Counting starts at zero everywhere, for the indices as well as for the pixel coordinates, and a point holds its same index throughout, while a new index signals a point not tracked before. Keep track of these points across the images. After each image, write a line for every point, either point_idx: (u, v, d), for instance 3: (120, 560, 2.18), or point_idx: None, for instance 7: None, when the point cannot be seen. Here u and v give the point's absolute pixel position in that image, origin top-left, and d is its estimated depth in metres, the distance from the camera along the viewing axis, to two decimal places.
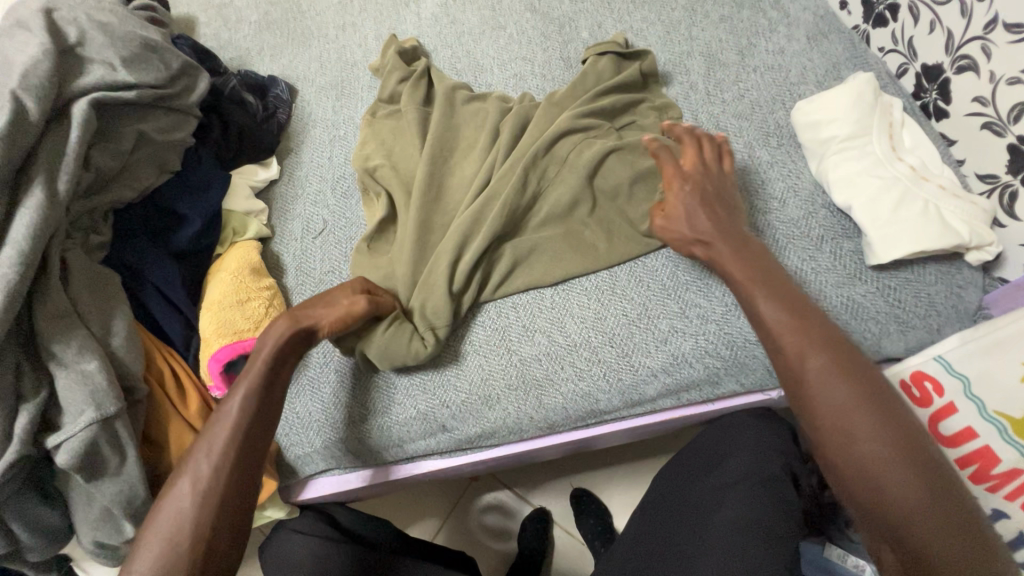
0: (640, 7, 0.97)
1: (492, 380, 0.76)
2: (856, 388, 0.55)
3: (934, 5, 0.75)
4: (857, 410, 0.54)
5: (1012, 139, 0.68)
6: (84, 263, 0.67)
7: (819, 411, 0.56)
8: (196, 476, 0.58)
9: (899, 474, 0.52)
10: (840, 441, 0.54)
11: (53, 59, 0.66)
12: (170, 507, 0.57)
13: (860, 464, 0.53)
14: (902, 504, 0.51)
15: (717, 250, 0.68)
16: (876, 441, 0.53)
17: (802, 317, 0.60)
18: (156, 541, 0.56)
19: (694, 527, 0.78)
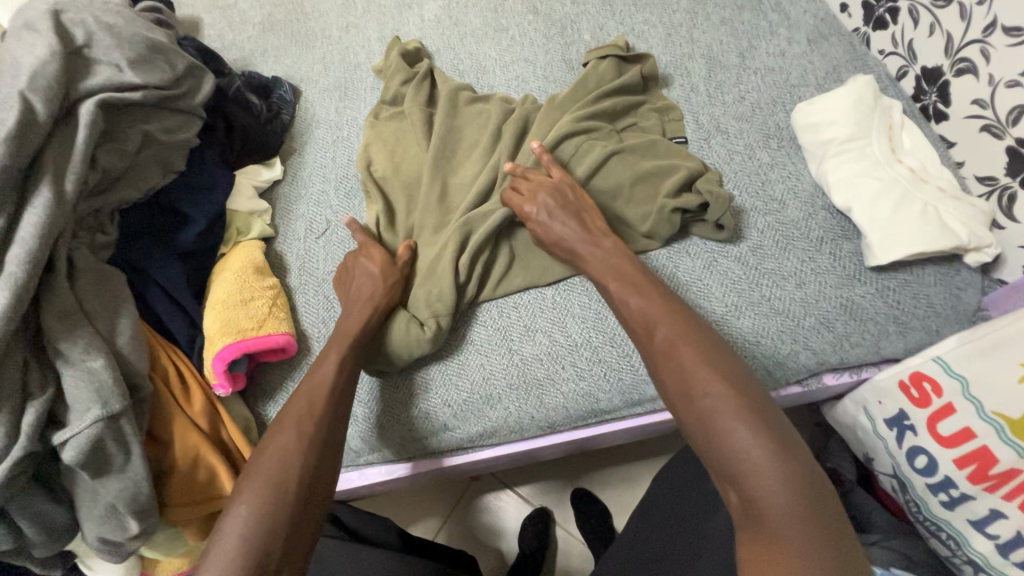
0: (642, 9, 0.97)
1: (489, 376, 0.77)
2: (696, 347, 0.57)
3: (934, 8, 0.76)
4: (697, 370, 0.55)
5: (1011, 141, 0.69)
6: (90, 262, 0.68)
7: (665, 371, 0.57)
8: (302, 427, 0.60)
9: (735, 424, 0.50)
10: (682, 398, 0.54)
11: (61, 61, 0.67)
12: (273, 456, 0.58)
13: (698, 417, 0.53)
14: (733, 453, 0.49)
15: (581, 254, 0.71)
16: (710, 390, 0.53)
17: (645, 293, 0.64)
18: (257, 481, 0.56)
19: (694, 528, 0.78)
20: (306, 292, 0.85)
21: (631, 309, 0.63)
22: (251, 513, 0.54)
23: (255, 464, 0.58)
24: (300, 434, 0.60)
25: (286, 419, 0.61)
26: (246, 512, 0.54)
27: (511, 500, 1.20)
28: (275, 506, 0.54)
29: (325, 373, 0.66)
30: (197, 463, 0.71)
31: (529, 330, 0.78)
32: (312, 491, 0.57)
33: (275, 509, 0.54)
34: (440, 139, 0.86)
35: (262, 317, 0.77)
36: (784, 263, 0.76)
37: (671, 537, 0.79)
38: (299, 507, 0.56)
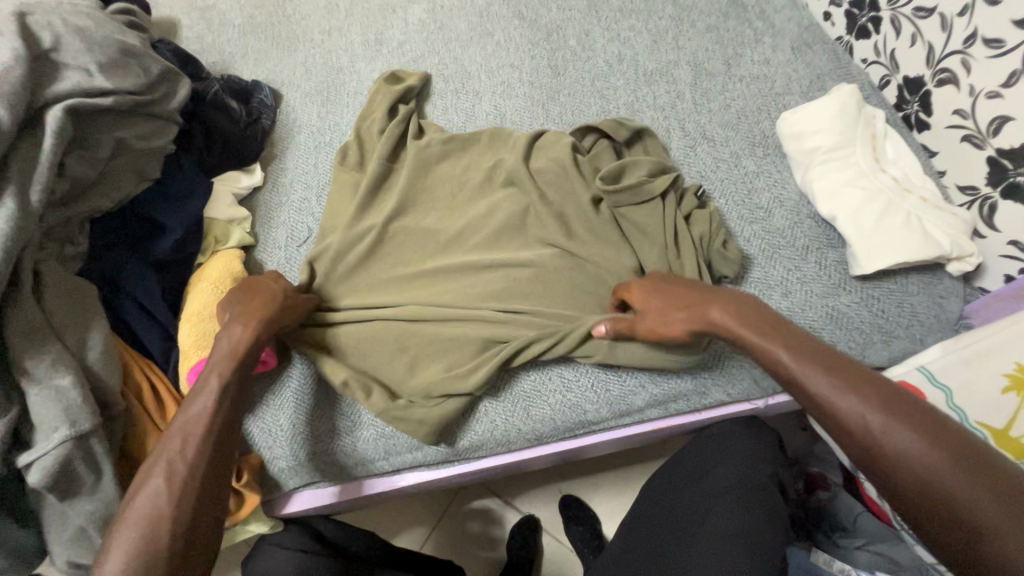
0: (628, 16, 0.97)
1: (489, 398, 0.76)
2: (883, 402, 0.51)
3: (916, 19, 0.76)
4: (893, 427, 0.49)
5: (992, 152, 0.69)
6: (58, 275, 0.65)
7: (853, 432, 0.51)
8: (174, 466, 0.55)
9: (965, 485, 0.45)
10: (890, 465, 0.49)
11: (25, 65, 0.64)
12: (143, 504, 0.53)
13: (916, 485, 0.47)
14: (977, 516, 0.44)
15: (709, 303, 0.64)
16: (921, 450, 0.48)
17: (797, 344, 0.57)
18: (129, 529, 0.51)
19: (683, 535, 0.77)
20: None
21: (787, 366, 0.56)
22: (118, 568, 0.49)
23: (124, 514, 0.53)
24: (172, 477, 0.54)
25: (158, 458, 0.56)
26: (112, 569, 0.49)
27: (499, 507, 1.19)
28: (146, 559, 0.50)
29: (204, 402, 0.60)
30: None
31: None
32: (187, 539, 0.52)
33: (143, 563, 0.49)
34: (425, 148, 0.85)
35: None
36: (770, 274, 0.76)
37: (660, 544, 0.78)
38: (174, 558, 0.51)
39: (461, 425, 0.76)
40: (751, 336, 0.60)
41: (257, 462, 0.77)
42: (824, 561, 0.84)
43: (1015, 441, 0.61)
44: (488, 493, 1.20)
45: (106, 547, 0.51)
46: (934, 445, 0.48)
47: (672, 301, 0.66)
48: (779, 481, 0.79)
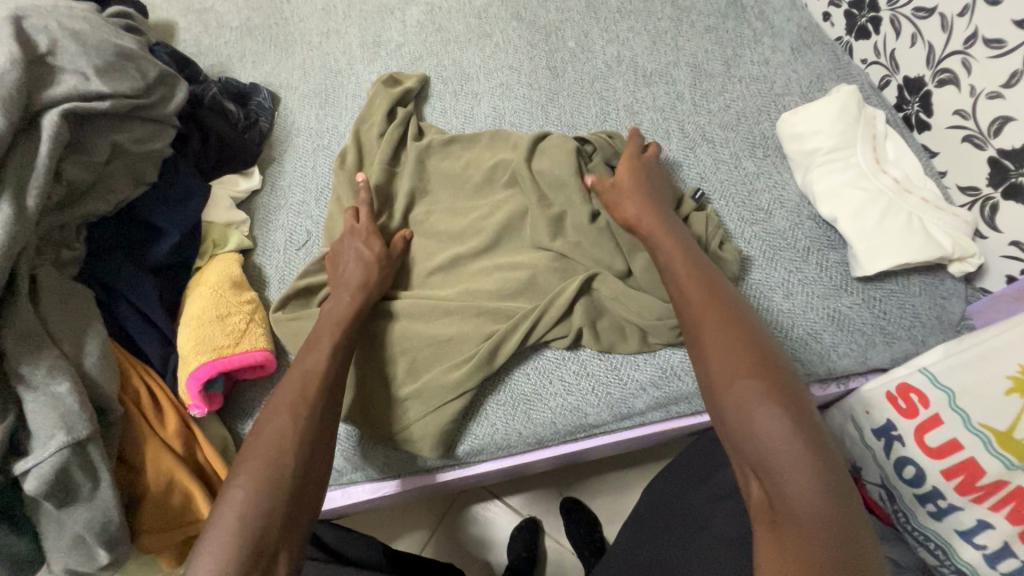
0: (626, 17, 0.97)
1: (494, 396, 0.76)
2: (749, 347, 0.55)
3: (916, 19, 0.76)
4: (739, 364, 0.54)
5: (993, 152, 0.69)
6: (54, 281, 0.65)
7: (707, 356, 0.56)
8: (298, 411, 0.59)
9: (775, 422, 0.50)
10: (724, 390, 0.53)
11: (22, 69, 0.64)
12: (268, 439, 0.57)
13: (734, 409, 0.52)
14: (763, 444, 0.49)
15: (656, 234, 0.68)
16: (747, 386, 0.52)
17: (705, 286, 0.61)
18: (254, 465, 0.55)
19: (683, 541, 0.76)
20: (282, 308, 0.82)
21: (687, 295, 0.61)
22: (247, 493, 0.53)
23: (250, 448, 0.57)
24: (296, 419, 0.59)
25: (281, 402, 0.60)
26: (242, 495, 0.53)
27: (500, 510, 1.19)
28: (272, 494, 0.53)
29: (319, 356, 0.64)
30: (171, 487, 0.69)
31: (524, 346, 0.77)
32: (303, 480, 0.56)
33: (270, 493, 0.53)
34: (424, 150, 0.84)
35: (239, 333, 0.74)
36: (771, 275, 0.75)
37: (662, 547, 0.78)
38: (295, 495, 0.55)
39: (473, 424, 0.75)
40: (676, 262, 0.65)
41: None
42: None
43: (1019, 444, 0.59)
44: (489, 495, 1.20)
45: (233, 474, 0.55)
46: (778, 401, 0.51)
47: (639, 182, 0.73)
48: None
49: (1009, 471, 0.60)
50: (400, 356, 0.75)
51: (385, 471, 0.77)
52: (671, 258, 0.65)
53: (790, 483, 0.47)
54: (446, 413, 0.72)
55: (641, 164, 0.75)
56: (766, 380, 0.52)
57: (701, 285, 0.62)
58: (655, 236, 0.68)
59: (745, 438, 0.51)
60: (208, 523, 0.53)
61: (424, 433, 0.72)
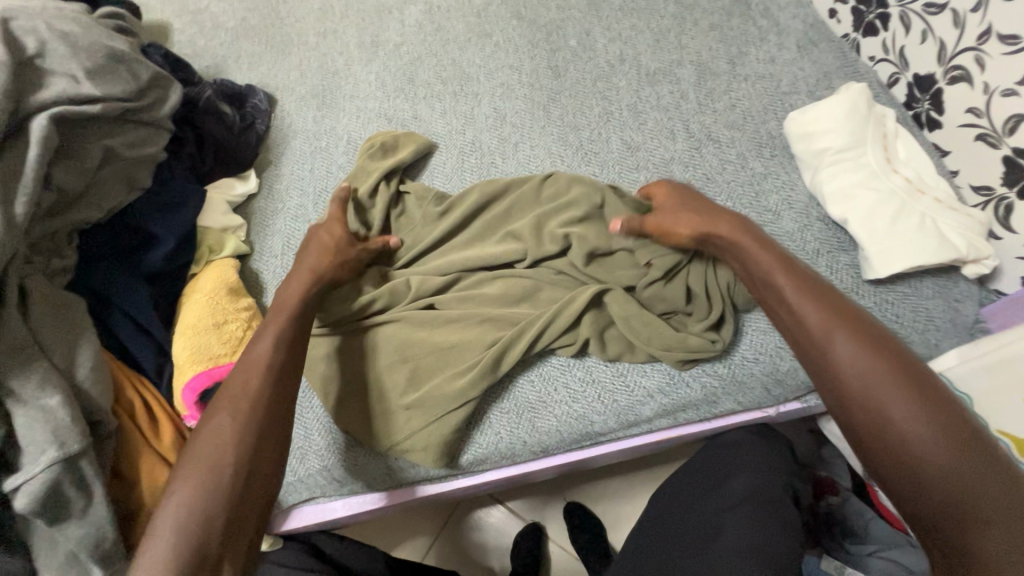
0: (629, 15, 0.95)
1: (497, 404, 0.74)
2: (899, 371, 0.51)
3: (926, 15, 0.74)
4: (887, 383, 0.50)
5: (1008, 151, 0.67)
6: (46, 291, 0.63)
7: (848, 385, 0.52)
8: (237, 407, 0.56)
9: (951, 458, 0.46)
10: (872, 415, 0.50)
11: (9, 73, 0.62)
12: (208, 439, 0.54)
13: (889, 436, 0.49)
14: (933, 470, 0.46)
15: (743, 244, 0.64)
16: (902, 407, 0.49)
17: (826, 300, 0.57)
18: (192, 467, 0.52)
19: (694, 550, 0.75)
20: None
21: (805, 314, 0.56)
22: (189, 498, 0.50)
23: (188, 450, 0.54)
24: (242, 414, 0.55)
25: (224, 398, 0.57)
26: (183, 500, 0.50)
27: (503, 516, 1.17)
28: (210, 498, 0.51)
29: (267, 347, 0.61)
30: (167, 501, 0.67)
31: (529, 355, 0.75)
32: (249, 483, 0.53)
33: (213, 498, 0.51)
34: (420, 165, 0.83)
35: (236, 342, 0.73)
36: None
37: (671, 557, 0.76)
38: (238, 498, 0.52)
39: (472, 435, 0.74)
40: (779, 279, 0.60)
41: None
42: (834, 567, 0.90)
43: None
44: (492, 500, 1.18)
45: (173, 479, 0.52)
46: (936, 424, 0.48)
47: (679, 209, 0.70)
48: (792, 493, 0.78)
49: None
50: (402, 363, 0.73)
51: (383, 484, 0.75)
52: (771, 270, 0.61)
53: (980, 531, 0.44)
54: (450, 423, 0.70)
55: (675, 188, 0.73)
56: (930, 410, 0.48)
57: (820, 299, 0.57)
58: (740, 245, 0.64)
59: (904, 467, 0.47)
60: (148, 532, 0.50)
61: (425, 444, 0.70)
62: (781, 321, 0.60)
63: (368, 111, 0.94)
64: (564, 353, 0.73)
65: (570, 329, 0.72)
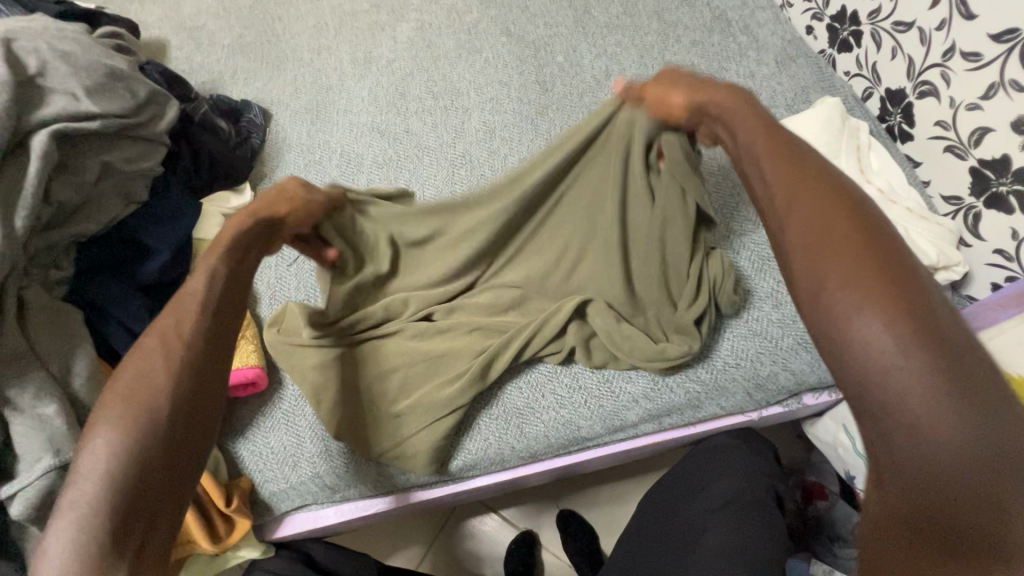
0: (614, 32, 0.98)
1: (485, 410, 0.76)
2: (827, 230, 0.41)
3: (895, 33, 0.77)
4: (823, 236, 0.41)
5: (974, 162, 0.70)
6: (43, 301, 0.65)
7: (792, 252, 0.43)
8: (170, 346, 0.49)
9: (884, 323, 0.35)
10: (805, 275, 0.41)
11: (11, 92, 0.64)
12: (132, 372, 0.47)
13: (813, 299, 0.40)
14: (858, 340, 0.36)
15: (717, 104, 0.56)
16: (823, 265, 0.40)
17: (784, 159, 0.48)
18: (115, 409, 0.45)
19: (679, 553, 0.76)
20: None
21: (767, 174, 0.48)
22: (114, 432, 0.43)
23: (109, 393, 0.46)
24: (175, 343, 0.49)
25: (153, 328, 0.50)
26: (102, 437, 0.43)
27: (496, 524, 1.18)
28: (130, 445, 0.43)
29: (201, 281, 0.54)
30: None
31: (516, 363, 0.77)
32: (189, 420, 0.47)
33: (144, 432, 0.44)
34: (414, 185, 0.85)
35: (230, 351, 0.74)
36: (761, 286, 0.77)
37: (656, 560, 0.78)
38: (177, 432, 0.46)
39: (461, 441, 0.75)
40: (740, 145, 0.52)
41: (248, 487, 0.76)
42: (823, 570, 0.88)
43: None
44: (485, 509, 1.19)
45: (91, 419, 0.44)
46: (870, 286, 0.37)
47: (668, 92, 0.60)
48: (777, 495, 0.79)
49: None
50: (392, 372, 0.74)
51: (376, 488, 0.77)
52: (737, 137, 0.53)
53: (911, 407, 0.33)
54: (440, 429, 0.72)
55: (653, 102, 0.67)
56: (868, 269, 0.38)
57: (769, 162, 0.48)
58: (709, 108, 0.56)
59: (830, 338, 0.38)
60: (66, 480, 0.41)
61: (417, 451, 0.72)
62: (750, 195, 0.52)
63: (361, 125, 0.96)
64: (551, 360, 0.75)
65: (557, 341, 0.74)
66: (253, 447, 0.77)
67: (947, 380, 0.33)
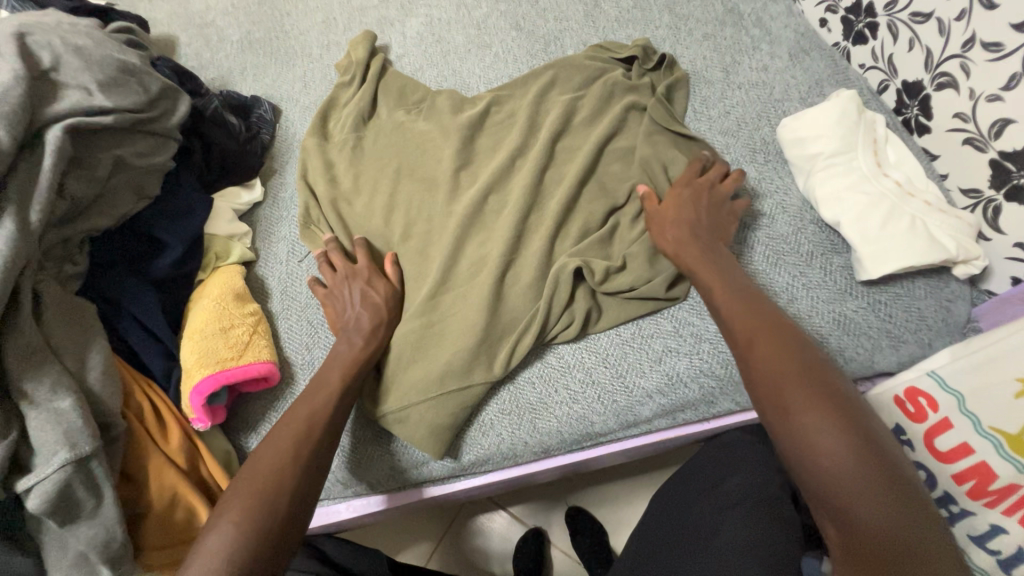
0: (625, 25, 0.98)
1: (496, 402, 0.75)
2: (796, 373, 0.56)
3: (913, 24, 0.76)
4: (792, 379, 0.56)
5: (994, 155, 0.69)
6: (58, 296, 0.65)
7: (758, 385, 0.58)
8: (298, 433, 0.62)
9: (841, 447, 0.51)
10: (778, 409, 0.55)
11: (26, 86, 0.64)
12: (265, 466, 0.59)
13: (796, 434, 0.53)
14: (831, 466, 0.51)
15: (696, 267, 0.71)
16: (797, 404, 0.54)
17: (754, 315, 0.63)
18: (249, 485, 0.58)
19: (694, 551, 0.75)
20: (289, 320, 0.83)
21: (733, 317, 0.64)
22: (237, 520, 0.55)
23: (247, 472, 0.59)
24: (292, 456, 0.60)
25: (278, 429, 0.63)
26: (238, 510, 0.56)
27: (504, 521, 1.18)
28: (263, 514, 0.56)
29: (327, 394, 0.67)
30: (174, 503, 0.68)
31: (529, 355, 0.76)
32: (285, 534, 0.56)
33: (252, 533, 0.54)
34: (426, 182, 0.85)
35: (242, 345, 0.74)
36: (777, 280, 0.75)
37: (670, 558, 0.77)
38: (282, 527, 0.56)
39: (472, 433, 0.75)
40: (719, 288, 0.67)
41: None
42: None
43: None
44: (494, 506, 1.19)
45: (229, 496, 0.57)
46: (831, 420, 0.53)
47: (697, 221, 0.74)
48: (792, 492, 0.77)
49: (1023, 474, 0.59)
50: (406, 366, 0.74)
51: (388, 484, 0.76)
52: (714, 294, 0.68)
53: (857, 508, 0.49)
54: (454, 420, 0.72)
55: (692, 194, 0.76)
56: (825, 407, 0.53)
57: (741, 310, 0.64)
58: (695, 268, 0.71)
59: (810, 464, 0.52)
60: (195, 546, 0.54)
61: (429, 441, 0.72)
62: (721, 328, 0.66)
63: None
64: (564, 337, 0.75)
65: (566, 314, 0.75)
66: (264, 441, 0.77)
67: (883, 492, 0.49)
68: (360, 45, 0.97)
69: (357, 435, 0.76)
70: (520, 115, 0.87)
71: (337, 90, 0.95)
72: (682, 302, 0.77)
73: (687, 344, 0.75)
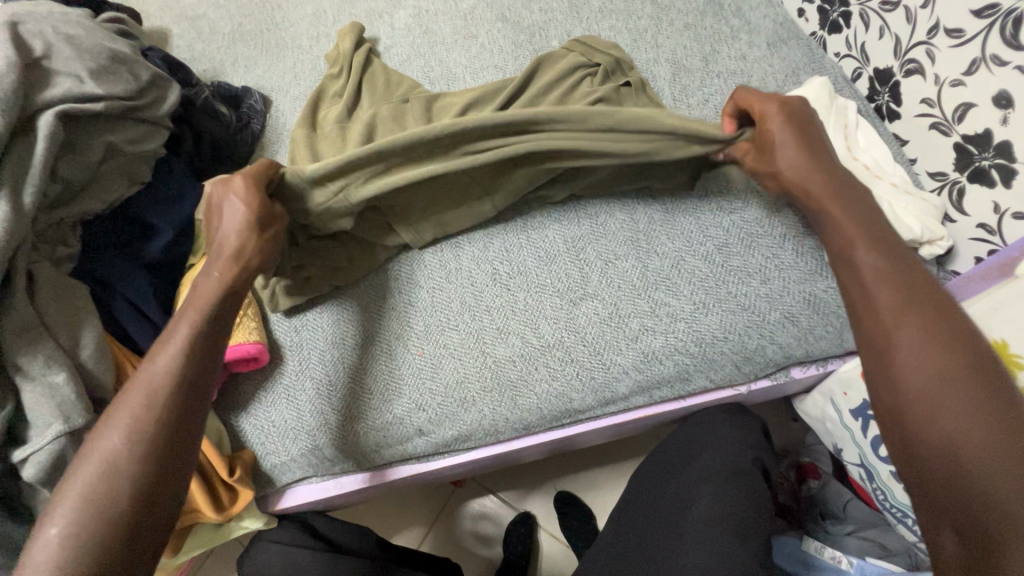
0: (608, 16, 1.00)
1: (403, 344, 0.80)
2: (958, 376, 0.48)
3: (882, 12, 0.79)
4: (944, 382, 0.48)
5: (957, 138, 0.72)
6: (51, 276, 0.67)
7: (907, 380, 0.50)
8: (136, 416, 0.53)
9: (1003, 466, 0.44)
10: (921, 417, 0.49)
11: (18, 72, 0.66)
12: (93, 460, 0.51)
13: (942, 444, 0.47)
14: (984, 484, 0.44)
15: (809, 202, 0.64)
16: (955, 415, 0.47)
17: (917, 298, 0.53)
18: (74, 491, 0.50)
19: (671, 522, 0.78)
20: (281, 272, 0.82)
21: (870, 289, 0.56)
22: (61, 532, 0.48)
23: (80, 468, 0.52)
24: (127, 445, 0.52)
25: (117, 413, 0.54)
26: (58, 527, 0.48)
27: (495, 504, 1.20)
28: (79, 526, 0.48)
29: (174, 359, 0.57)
30: None
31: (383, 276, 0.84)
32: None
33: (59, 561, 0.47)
34: None
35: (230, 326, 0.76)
36: (753, 260, 0.79)
37: (648, 532, 0.80)
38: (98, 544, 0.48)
39: (379, 370, 0.79)
40: (861, 255, 0.58)
41: (250, 459, 0.78)
42: (814, 547, 0.91)
43: None
44: (485, 490, 1.21)
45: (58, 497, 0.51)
46: (998, 439, 0.45)
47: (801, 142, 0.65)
48: (763, 467, 0.80)
49: None
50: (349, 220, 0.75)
51: (345, 439, 0.77)
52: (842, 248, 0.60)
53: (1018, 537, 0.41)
54: (381, 394, 0.77)
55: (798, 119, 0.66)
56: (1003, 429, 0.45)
57: (897, 292, 0.54)
58: (827, 211, 0.62)
59: (961, 478, 0.45)
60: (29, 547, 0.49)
61: (351, 408, 0.77)
62: (851, 299, 0.58)
63: None
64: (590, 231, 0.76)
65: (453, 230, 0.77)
66: (254, 420, 0.79)
67: None
68: (347, 36, 1.00)
69: (330, 417, 0.77)
70: (500, 103, 0.89)
71: (325, 82, 0.97)
72: (594, 242, 0.83)
73: (671, 324, 0.77)
